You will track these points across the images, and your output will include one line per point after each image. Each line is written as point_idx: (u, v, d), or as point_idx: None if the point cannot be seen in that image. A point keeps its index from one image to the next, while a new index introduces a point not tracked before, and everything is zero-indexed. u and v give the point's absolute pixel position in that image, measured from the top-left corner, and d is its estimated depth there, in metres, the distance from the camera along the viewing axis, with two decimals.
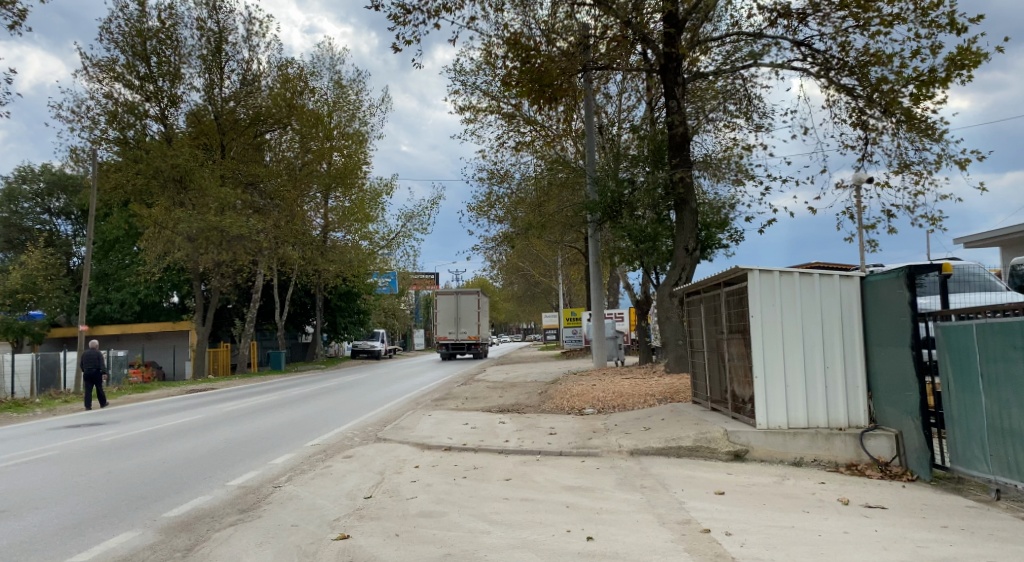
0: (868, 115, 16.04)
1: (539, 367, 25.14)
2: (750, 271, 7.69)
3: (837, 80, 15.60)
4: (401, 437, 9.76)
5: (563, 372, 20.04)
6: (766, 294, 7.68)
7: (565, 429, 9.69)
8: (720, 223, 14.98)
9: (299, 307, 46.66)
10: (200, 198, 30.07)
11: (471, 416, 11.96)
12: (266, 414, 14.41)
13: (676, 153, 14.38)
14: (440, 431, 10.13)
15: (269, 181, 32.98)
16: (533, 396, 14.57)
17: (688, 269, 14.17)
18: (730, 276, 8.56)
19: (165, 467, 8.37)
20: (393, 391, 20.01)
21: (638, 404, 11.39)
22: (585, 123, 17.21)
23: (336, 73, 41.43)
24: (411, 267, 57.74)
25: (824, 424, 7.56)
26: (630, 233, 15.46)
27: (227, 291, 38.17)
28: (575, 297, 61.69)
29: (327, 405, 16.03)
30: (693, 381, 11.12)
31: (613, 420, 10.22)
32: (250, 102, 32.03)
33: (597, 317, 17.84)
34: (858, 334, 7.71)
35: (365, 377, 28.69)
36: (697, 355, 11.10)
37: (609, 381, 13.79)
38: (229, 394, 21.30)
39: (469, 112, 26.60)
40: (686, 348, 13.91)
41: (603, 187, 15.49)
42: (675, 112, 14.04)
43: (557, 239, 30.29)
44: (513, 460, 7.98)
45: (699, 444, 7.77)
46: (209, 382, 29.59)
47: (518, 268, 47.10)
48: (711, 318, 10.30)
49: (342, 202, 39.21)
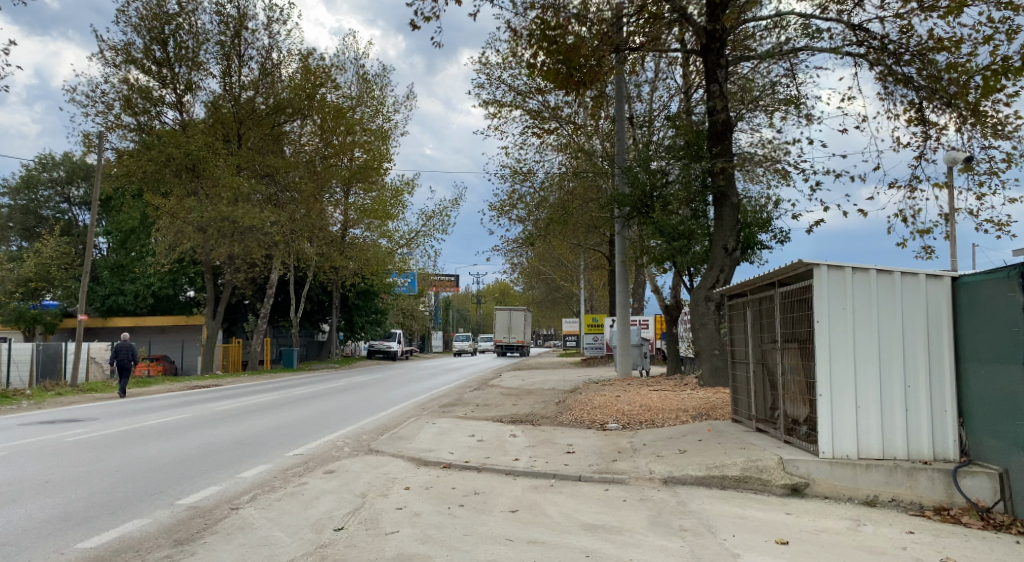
0: (928, 109, 14.26)
1: (557, 375, 23.77)
2: (816, 266, 6.32)
3: (895, 70, 14.02)
4: (396, 449, 8.54)
5: (583, 381, 18.64)
6: (833, 294, 6.33)
7: (585, 448, 8.40)
8: (762, 222, 13.53)
9: (317, 304, 45.63)
10: (214, 188, 29.41)
11: (479, 427, 10.71)
12: (258, 415, 13.31)
13: (717, 142, 13.07)
14: (441, 444, 8.91)
15: (288, 173, 32.15)
16: (549, 405, 13.28)
17: (726, 270, 12.76)
18: (788, 273, 7.20)
19: (116, 477, 7.21)
20: (402, 394, 18.86)
21: (668, 420, 10.07)
22: (615, 111, 15.92)
23: (360, 67, 40.79)
24: (432, 269, 56.92)
25: (903, 456, 6.11)
26: (662, 229, 14.05)
27: (242, 285, 37.46)
28: (597, 303, 60.52)
29: (330, 407, 14.95)
30: (735, 396, 9.76)
31: (641, 438, 8.91)
32: (270, 92, 31.14)
33: (621, 322, 16.56)
34: (948, 347, 6.23)
35: (378, 378, 27.61)
36: (739, 368, 9.76)
37: (635, 392, 12.42)
38: (230, 392, 20.25)
39: (492, 105, 25.54)
40: (724, 359, 12.45)
41: (634, 178, 14.19)
42: (717, 97, 12.69)
43: (580, 242, 29.10)
44: (522, 485, 6.73)
45: (748, 474, 6.40)
46: (214, 378, 28.63)
47: (540, 272, 45.98)
48: (759, 326, 8.96)
49: (361, 199, 38.25)
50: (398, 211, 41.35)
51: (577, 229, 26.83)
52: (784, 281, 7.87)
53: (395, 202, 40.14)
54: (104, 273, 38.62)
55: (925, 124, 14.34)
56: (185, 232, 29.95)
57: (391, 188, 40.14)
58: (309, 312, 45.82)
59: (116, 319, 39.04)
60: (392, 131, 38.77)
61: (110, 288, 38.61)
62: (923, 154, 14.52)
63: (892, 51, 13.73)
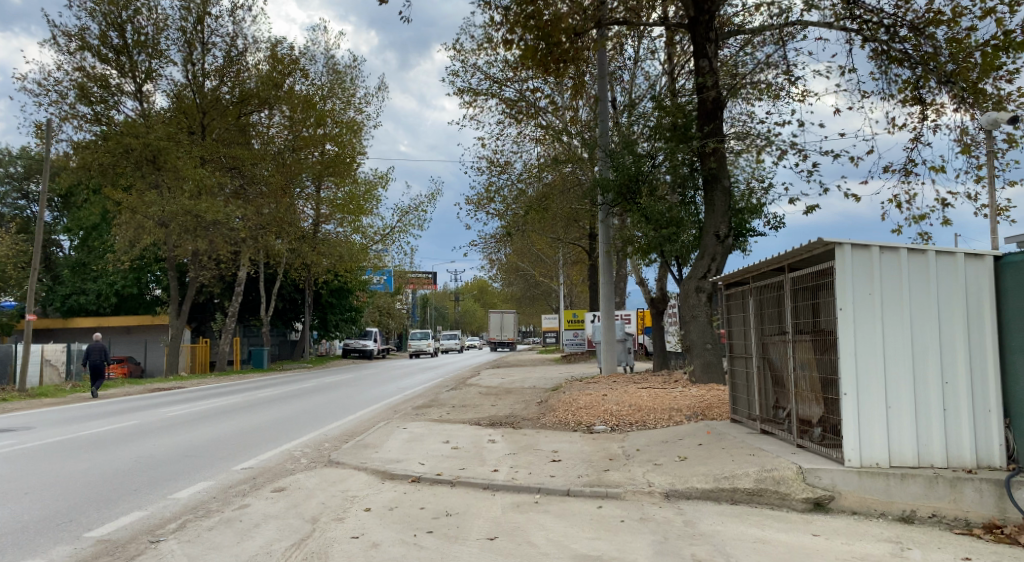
0: (924, 89, 13.47)
1: (539, 372, 22.82)
2: (840, 245, 5.47)
3: (889, 48, 13.29)
4: (360, 460, 7.57)
5: (565, 378, 17.71)
6: (858, 276, 5.48)
7: (572, 455, 7.49)
8: (755, 206, 12.66)
9: (289, 303, 44.30)
10: (176, 181, 27.94)
11: (453, 431, 9.74)
12: (214, 420, 12.18)
13: (707, 121, 12.18)
14: (412, 452, 7.93)
15: (254, 165, 30.75)
16: (531, 406, 12.37)
17: (718, 259, 11.91)
18: (803, 254, 6.35)
19: (24, 501, 6.13)
20: (375, 395, 17.82)
21: (661, 421, 9.22)
22: (597, 93, 15.11)
23: (331, 58, 39.64)
24: (408, 266, 55.88)
25: (942, 464, 5.29)
26: (649, 215, 13.16)
27: (209, 282, 36.07)
28: (576, 298, 59.79)
29: (295, 410, 13.86)
30: (734, 394, 8.92)
31: (634, 443, 8.06)
32: (236, 81, 29.84)
33: (605, 316, 15.69)
34: (991, 337, 5.40)
35: (352, 377, 26.48)
36: (739, 363, 8.91)
37: (623, 390, 11.53)
38: (191, 395, 19.02)
39: (468, 94, 24.63)
40: (716, 353, 11.63)
41: (619, 162, 13.29)
42: (706, 72, 11.82)
43: (561, 235, 28.25)
44: (503, 503, 5.80)
45: (763, 486, 5.53)
46: (178, 380, 27.20)
47: (519, 267, 45.06)
48: (763, 317, 8.09)
49: (333, 193, 37.14)
50: (372, 206, 40.09)
51: (557, 222, 25.97)
52: (795, 266, 7.00)
53: (368, 197, 38.90)
54: (65, 272, 37.13)
55: (922, 104, 13.59)
56: (145, 227, 28.43)
57: (364, 182, 38.92)
58: (281, 310, 44.29)
59: (77, 319, 37.41)
60: (364, 124, 37.67)
61: (71, 287, 37.06)
62: (919, 135, 13.77)
63: (888, 26, 12.91)
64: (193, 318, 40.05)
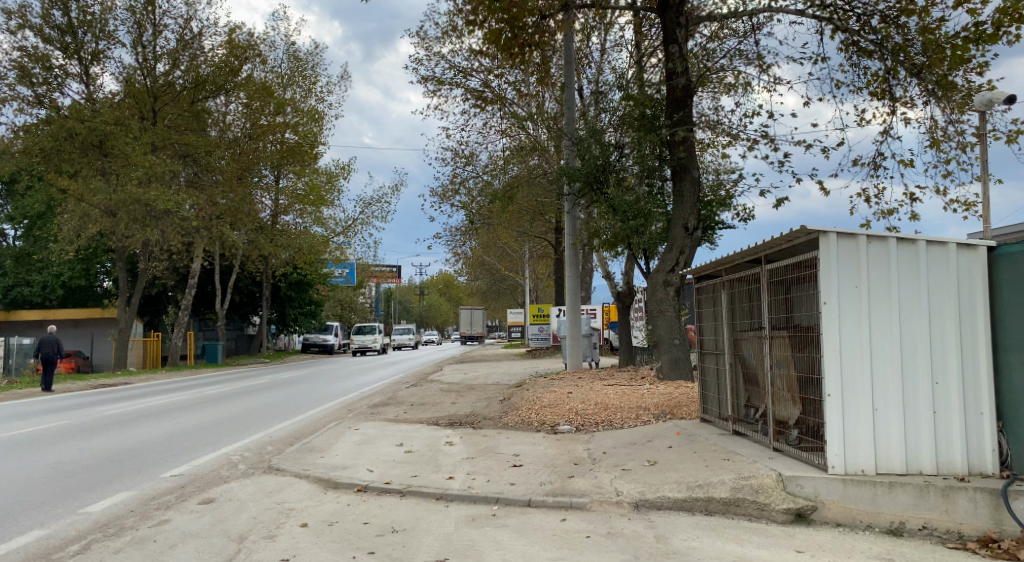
0: (894, 81, 13.27)
1: (502, 367, 22.33)
2: (825, 234, 5.05)
3: (859, 41, 13.07)
4: (304, 465, 6.92)
5: (530, 375, 17.22)
6: (843, 269, 5.07)
7: (534, 459, 6.96)
8: (724, 198, 12.23)
9: (248, 296, 43.01)
10: (123, 167, 26.23)
11: (409, 432, 9.14)
12: (153, 420, 11.33)
13: (676, 109, 11.69)
14: (361, 457, 7.32)
15: (208, 153, 29.34)
16: (493, 403, 11.83)
17: (687, 252, 11.47)
18: (783, 244, 5.91)
19: None
20: (332, 392, 17.04)
21: (627, 421, 8.76)
22: (564, 79, 14.62)
23: (291, 44, 38.52)
24: (372, 260, 54.94)
25: (932, 471, 4.91)
26: (615, 206, 12.71)
27: (162, 274, 34.69)
28: (542, 293, 59.64)
29: (244, 408, 13.05)
30: (704, 393, 8.49)
31: (600, 445, 7.58)
32: (190, 67, 28.12)
33: (571, 310, 15.22)
34: (984, 334, 5.04)
35: (311, 373, 25.58)
36: (709, 360, 8.48)
37: (589, 388, 11.05)
38: (136, 391, 17.97)
39: (432, 83, 23.95)
40: (684, 349, 11.22)
41: (586, 151, 12.77)
42: (675, 58, 11.31)
43: (526, 229, 27.79)
44: (456, 516, 5.25)
45: (740, 496, 5.06)
46: (126, 376, 25.94)
47: (485, 262, 44.54)
48: (736, 311, 7.62)
49: (293, 184, 36.11)
50: (333, 197, 38.87)
51: (523, 215, 25.40)
52: (772, 257, 6.55)
53: (329, 188, 37.75)
54: (7, 262, 35.28)
55: (891, 98, 13.40)
56: (91, 215, 26.70)
57: (325, 172, 37.76)
58: (238, 304, 42.98)
59: (21, 312, 35.62)
60: (325, 113, 36.61)
61: (15, 278, 35.25)
62: (888, 129, 13.66)
63: (858, 16, 12.64)
64: (145, 311, 38.52)
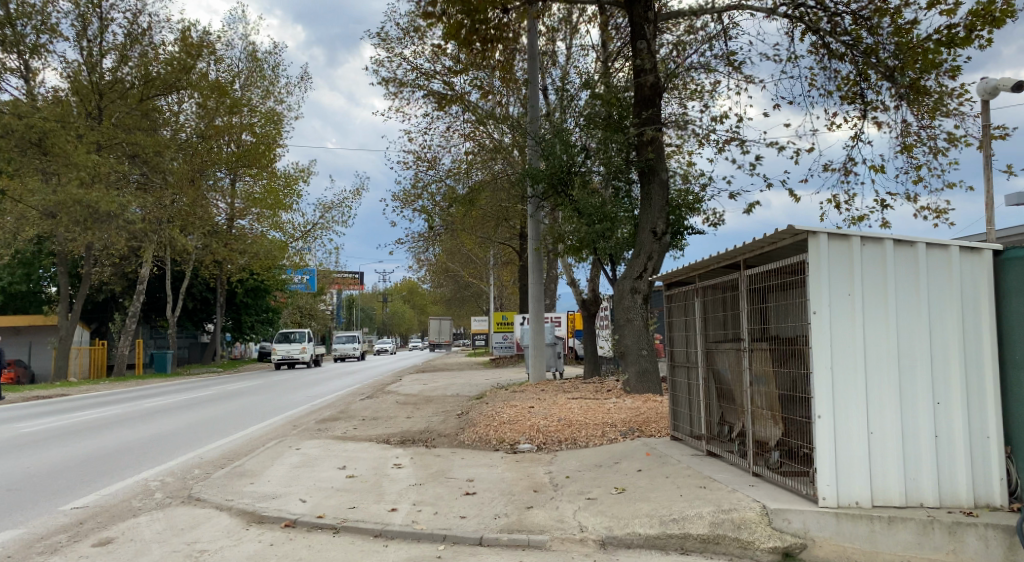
0: (867, 84, 13.00)
1: (464, 378, 21.56)
2: (816, 234, 4.50)
3: (830, 43, 12.79)
4: (228, 494, 6.07)
5: (492, 386, 16.52)
6: (835, 274, 4.52)
7: (490, 485, 6.24)
8: (693, 203, 11.71)
9: (202, 303, 41.47)
10: (68, 168, 23.15)
11: (356, 453, 8.33)
12: (74, 436, 10.23)
13: (644, 107, 11.10)
14: (296, 484, 6.50)
15: (158, 154, 26.94)
16: (450, 418, 11.08)
17: (655, 258, 10.91)
18: (766, 247, 5.35)
19: None
20: (281, 404, 16.05)
21: (593, 439, 8.11)
22: (528, 80, 14.01)
23: (250, 44, 37.34)
24: (334, 267, 53.68)
25: (935, 503, 4.39)
26: (581, 209, 12.11)
27: (109, 279, 33.03)
28: (507, 300, 59.21)
29: (180, 423, 12.00)
30: (675, 409, 7.88)
31: (563, 467, 6.92)
32: (139, 64, 26.34)
33: (534, 319, 14.58)
34: (989, 349, 4.56)
35: (264, 383, 24.39)
36: (680, 373, 7.90)
37: (552, 401, 10.38)
38: (68, 404, 16.66)
39: (392, 84, 23.13)
40: (652, 360, 10.64)
41: (550, 151, 12.11)
42: (644, 54, 10.78)
43: (489, 234, 27.15)
44: (396, 559, 4.49)
45: (721, 533, 4.41)
46: (65, 387, 24.34)
47: (449, 269, 43.84)
48: (710, 320, 7.04)
49: (250, 186, 34.83)
50: (291, 201, 37.49)
51: (487, 220, 24.64)
52: (752, 262, 5.98)
53: (288, 192, 36.33)
54: None
55: (863, 101, 13.14)
56: (29, 218, 24.65)
57: (283, 175, 36.46)
58: (191, 311, 41.48)
59: None
60: (284, 115, 35.49)
61: None
62: (859, 133, 13.45)
63: (829, 16, 12.32)
64: (91, 318, 36.69)
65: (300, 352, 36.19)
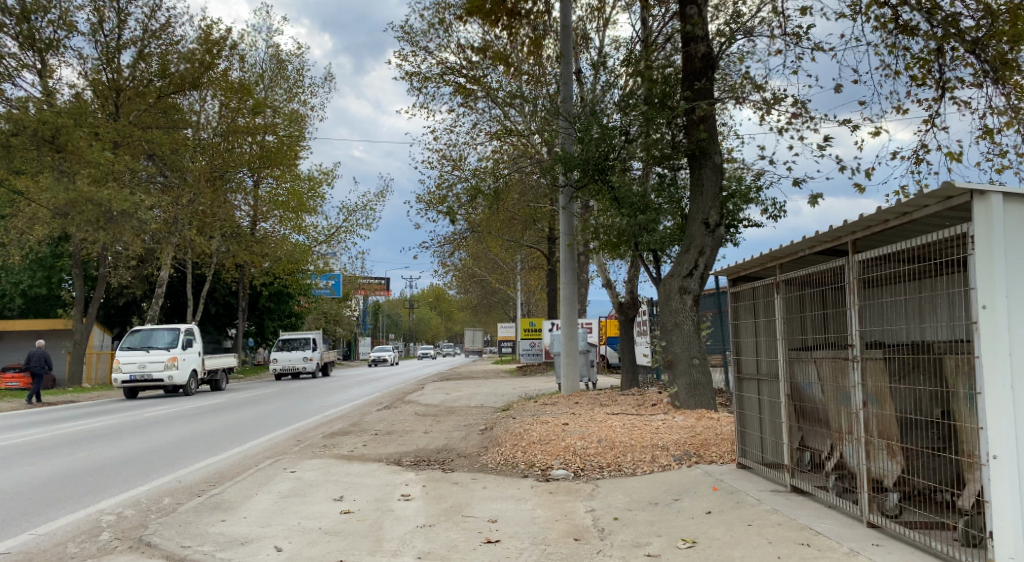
0: (944, 60, 11.43)
1: (489, 387, 20.26)
2: (990, 195, 3.14)
3: (900, 16, 11.20)
4: (187, 537, 4.82)
5: (518, 396, 15.20)
6: (1017, 252, 3.15)
7: (518, 530, 4.93)
8: (748, 191, 10.29)
9: (224, 307, 40.90)
10: (82, 166, 22.53)
11: (359, 478, 7.07)
12: (47, 452, 9.09)
13: (695, 79, 9.77)
14: (279, 522, 5.27)
15: (177, 151, 26.23)
16: (472, 435, 9.78)
17: (707, 253, 9.51)
18: (894, 222, 3.98)
19: None
20: (293, 414, 14.93)
21: (642, 466, 6.76)
22: (560, 63, 12.73)
23: (274, 46, 36.78)
24: (359, 273, 52.89)
25: None
26: (620, 198, 10.77)
27: (129, 281, 32.44)
28: (533, 307, 57.93)
29: (174, 436, 10.82)
30: (745, 431, 6.50)
31: (609, 505, 5.57)
32: (159, 61, 25.55)
33: (566, 322, 13.23)
34: None
35: (282, 390, 23.39)
36: (749, 388, 6.58)
37: (589, 418, 8.99)
38: (68, 412, 15.68)
39: (415, 79, 22.11)
40: (704, 371, 9.24)
41: (585, 134, 10.80)
42: (694, 19, 9.44)
43: (517, 237, 25.90)
44: None
45: None
46: (78, 394, 23.56)
47: (475, 275, 42.64)
48: (793, 323, 5.68)
49: (273, 189, 34.13)
50: (315, 204, 36.70)
51: (513, 220, 23.53)
52: (859, 245, 4.59)
53: (312, 195, 35.52)
54: None
55: (936, 81, 11.61)
56: (40, 217, 23.46)
57: (307, 178, 35.72)
58: (214, 315, 41.17)
59: None
60: (308, 117, 34.80)
61: None
62: (932, 117, 11.78)
63: None
64: (113, 321, 36.23)
65: (165, 369, 19.79)
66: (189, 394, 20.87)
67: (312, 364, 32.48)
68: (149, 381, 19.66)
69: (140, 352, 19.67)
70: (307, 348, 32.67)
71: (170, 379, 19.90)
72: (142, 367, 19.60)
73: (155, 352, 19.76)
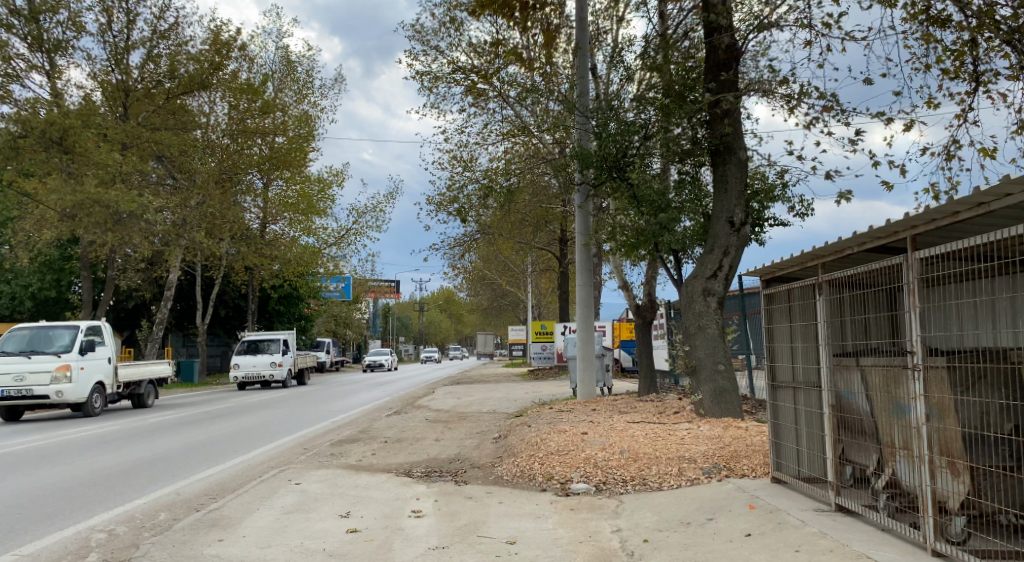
0: (978, 52, 10.90)
1: (500, 391, 19.88)
2: None
3: (930, 7, 10.70)
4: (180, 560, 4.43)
5: (532, 401, 14.80)
6: None
7: (539, 553, 4.52)
8: (774, 188, 9.85)
9: (234, 310, 40.78)
10: (90, 167, 22.36)
11: (368, 490, 6.69)
12: (46, 460, 8.77)
13: (719, 72, 9.39)
14: (282, 541, 4.89)
15: (186, 153, 26.04)
16: (485, 443, 9.40)
17: (733, 253, 9.08)
18: (966, 214, 3.51)
19: None
20: (302, 419, 14.59)
21: (669, 479, 6.33)
22: (576, 58, 12.38)
23: (284, 48, 36.60)
24: (369, 276, 52.75)
25: None
26: (640, 196, 10.37)
27: (140, 284, 32.34)
28: (544, 310, 57.48)
29: (178, 443, 10.50)
30: (782, 444, 6.04)
31: (637, 524, 5.15)
32: (170, 64, 25.37)
33: (582, 325, 12.82)
34: None
35: (291, 394, 23.10)
36: (785, 397, 6.12)
37: (609, 426, 8.55)
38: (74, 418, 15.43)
39: (426, 79, 21.81)
40: (730, 376, 8.81)
41: (603, 130, 10.43)
42: (719, 9, 9.06)
43: (529, 239, 25.54)
44: None
45: None
46: None
47: (486, 278, 42.34)
48: (837, 328, 5.22)
49: (283, 190, 33.96)
50: (325, 206, 36.48)
51: (525, 222, 23.16)
52: (919, 242, 4.13)
53: (322, 197, 35.32)
54: None
55: (970, 73, 11.09)
56: (49, 219, 23.31)
57: (317, 180, 35.53)
58: (224, 318, 41.10)
59: None
60: (318, 119, 34.61)
61: None
62: (965, 112, 11.26)
63: None
64: (123, 324, 36.16)
65: (51, 382, 14.34)
66: (93, 414, 15.55)
67: (282, 371, 26.79)
68: (29, 400, 14.21)
69: (20, 360, 14.33)
70: (276, 351, 26.99)
71: (58, 396, 14.44)
72: (20, 380, 14.22)
73: (40, 359, 14.38)
